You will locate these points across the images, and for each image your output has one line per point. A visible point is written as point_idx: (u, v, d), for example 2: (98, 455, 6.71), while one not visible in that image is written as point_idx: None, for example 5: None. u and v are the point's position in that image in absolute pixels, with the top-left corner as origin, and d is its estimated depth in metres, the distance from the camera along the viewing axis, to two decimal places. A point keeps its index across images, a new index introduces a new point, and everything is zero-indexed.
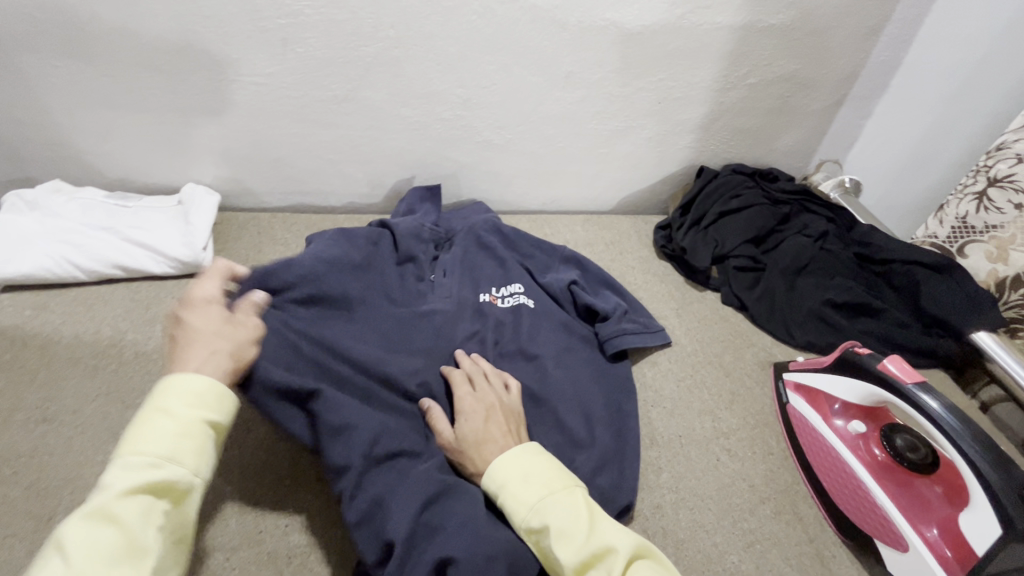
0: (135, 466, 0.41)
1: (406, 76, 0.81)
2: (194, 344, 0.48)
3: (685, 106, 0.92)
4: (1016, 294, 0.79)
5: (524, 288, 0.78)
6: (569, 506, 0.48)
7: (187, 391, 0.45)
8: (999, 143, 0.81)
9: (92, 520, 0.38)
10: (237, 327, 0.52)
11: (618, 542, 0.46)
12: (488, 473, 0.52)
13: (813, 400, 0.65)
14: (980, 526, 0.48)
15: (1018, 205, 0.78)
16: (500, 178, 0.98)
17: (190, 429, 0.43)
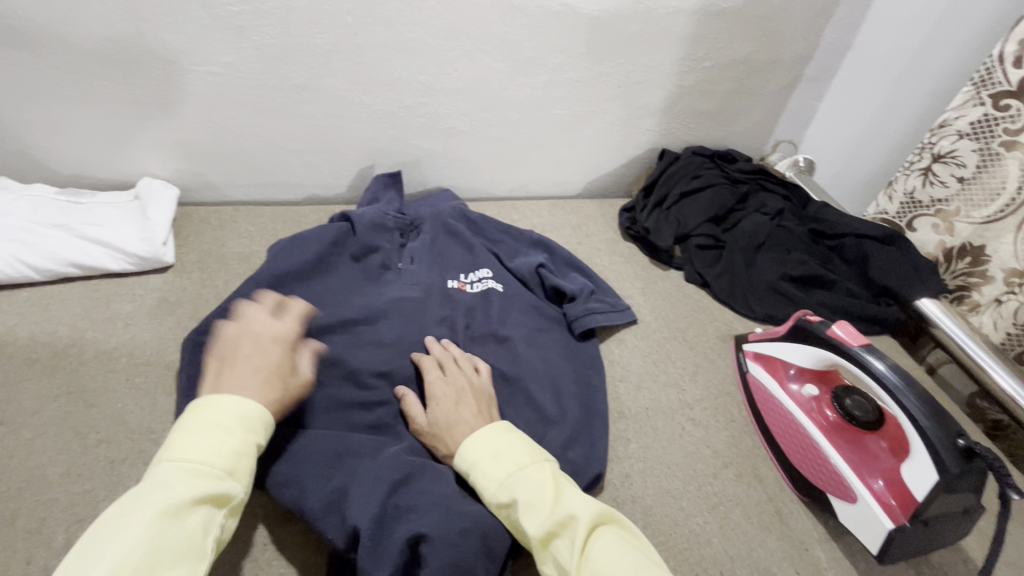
0: (202, 475, 0.43)
1: (367, 63, 0.81)
2: (262, 374, 0.51)
3: (645, 90, 0.94)
4: (963, 264, 0.85)
5: (493, 273, 0.79)
6: (535, 480, 0.50)
7: (250, 412, 0.47)
8: (941, 120, 0.83)
9: (162, 520, 0.39)
10: (298, 374, 0.54)
11: (582, 510, 0.47)
12: (458, 453, 0.54)
13: (770, 367, 0.68)
14: (919, 474, 0.51)
15: (961, 178, 0.82)
16: (466, 166, 0.98)
17: (247, 448, 0.46)
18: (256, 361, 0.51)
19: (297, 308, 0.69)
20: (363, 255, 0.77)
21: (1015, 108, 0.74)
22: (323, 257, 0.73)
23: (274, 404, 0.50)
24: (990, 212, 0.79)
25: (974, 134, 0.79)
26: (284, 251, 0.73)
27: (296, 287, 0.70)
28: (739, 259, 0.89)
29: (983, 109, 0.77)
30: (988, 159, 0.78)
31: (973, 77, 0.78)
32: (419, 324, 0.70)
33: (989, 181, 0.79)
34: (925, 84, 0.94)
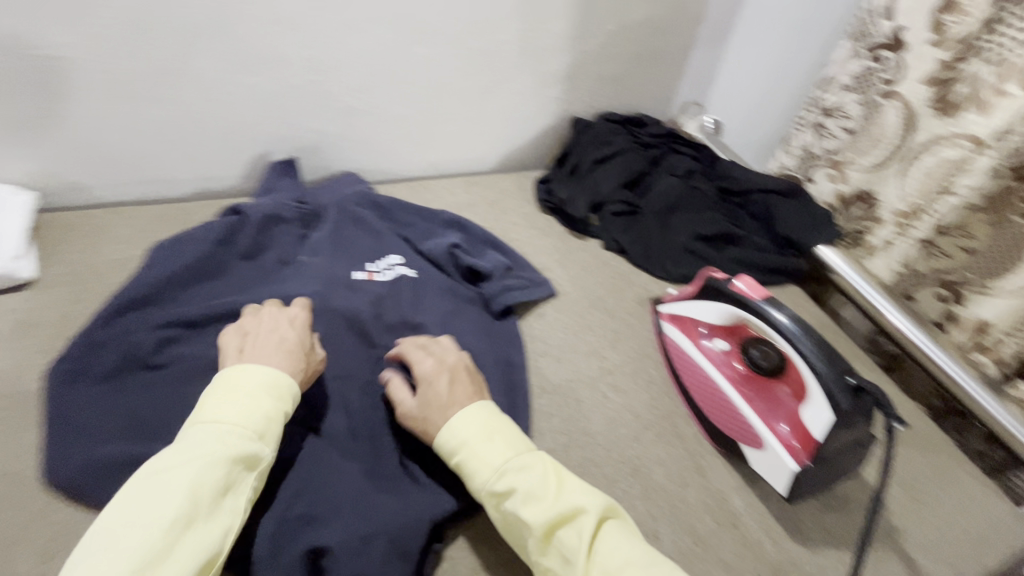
0: (234, 436, 0.46)
1: (245, 41, 0.74)
2: (282, 349, 0.55)
3: (550, 57, 0.92)
4: (857, 209, 0.88)
5: (403, 259, 0.76)
6: (535, 471, 0.50)
7: (274, 380, 0.51)
8: (827, 76, 0.88)
9: (197, 476, 0.43)
10: (314, 352, 0.58)
11: (588, 502, 0.49)
12: (446, 434, 0.52)
13: (683, 326, 0.70)
14: (818, 414, 0.54)
15: (847, 130, 0.87)
16: (372, 146, 0.92)
17: (276, 414, 0.50)
18: (274, 339, 0.56)
19: (185, 315, 0.63)
20: (257, 254, 0.73)
21: (890, 60, 0.79)
22: (205, 261, 0.69)
23: (298, 372, 0.54)
24: (876, 159, 0.84)
25: (856, 87, 0.84)
26: (170, 256, 0.68)
27: (188, 299, 0.67)
28: (653, 222, 0.90)
29: (863, 63, 0.82)
30: (870, 110, 0.83)
31: (852, 32, 0.83)
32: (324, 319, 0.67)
33: (874, 131, 0.83)
34: (810, 43, 0.99)
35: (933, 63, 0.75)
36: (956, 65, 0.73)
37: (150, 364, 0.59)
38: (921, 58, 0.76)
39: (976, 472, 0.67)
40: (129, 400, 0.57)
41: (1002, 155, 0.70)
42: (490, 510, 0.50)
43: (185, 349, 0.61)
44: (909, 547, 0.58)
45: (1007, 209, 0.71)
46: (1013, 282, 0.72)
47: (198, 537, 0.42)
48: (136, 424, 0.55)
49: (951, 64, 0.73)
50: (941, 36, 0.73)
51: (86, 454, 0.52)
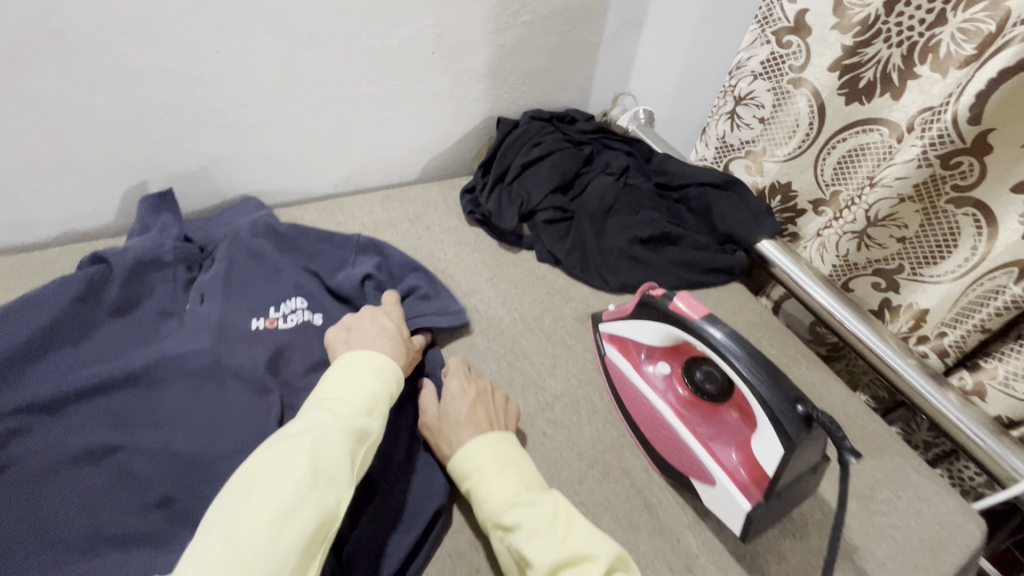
0: (348, 409, 0.48)
1: (85, 56, 0.61)
2: (385, 336, 0.59)
3: (464, 54, 0.83)
4: (776, 203, 0.87)
5: (309, 302, 0.67)
6: (544, 509, 0.48)
7: (378, 364, 0.54)
8: (737, 62, 0.82)
9: (321, 437, 0.44)
10: (411, 341, 0.63)
11: (594, 545, 0.45)
12: (459, 456, 0.53)
13: (624, 349, 0.65)
14: (768, 447, 0.50)
15: (761, 119, 0.82)
16: (271, 165, 0.81)
17: (381, 394, 0.52)
18: (373, 329, 0.60)
19: (42, 395, 0.53)
20: (129, 309, 0.62)
21: (795, 45, 0.74)
22: (59, 325, 0.58)
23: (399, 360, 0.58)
24: (790, 150, 0.81)
25: (765, 74, 0.79)
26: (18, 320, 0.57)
27: (35, 373, 0.55)
28: (588, 227, 0.84)
29: (769, 48, 0.77)
30: (780, 98, 0.79)
31: (758, 15, 0.77)
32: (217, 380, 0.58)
33: (785, 120, 0.79)
34: (728, 26, 0.90)
35: (838, 49, 0.70)
36: (859, 50, 0.69)
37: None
38: (826, 44, 0.71)
39: (925, 470, 0.66)
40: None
41: (930, 143, 0.63)
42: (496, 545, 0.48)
43: (41, 438, 0.51)
44: (866, 567, 0.56)
45: (938, 196, 0.67)
46: (946, 270, 0.69)
47: (323, 495, 0.42)
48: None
49: (854, 49, 0.69)
50: (844, 20, 0.69)
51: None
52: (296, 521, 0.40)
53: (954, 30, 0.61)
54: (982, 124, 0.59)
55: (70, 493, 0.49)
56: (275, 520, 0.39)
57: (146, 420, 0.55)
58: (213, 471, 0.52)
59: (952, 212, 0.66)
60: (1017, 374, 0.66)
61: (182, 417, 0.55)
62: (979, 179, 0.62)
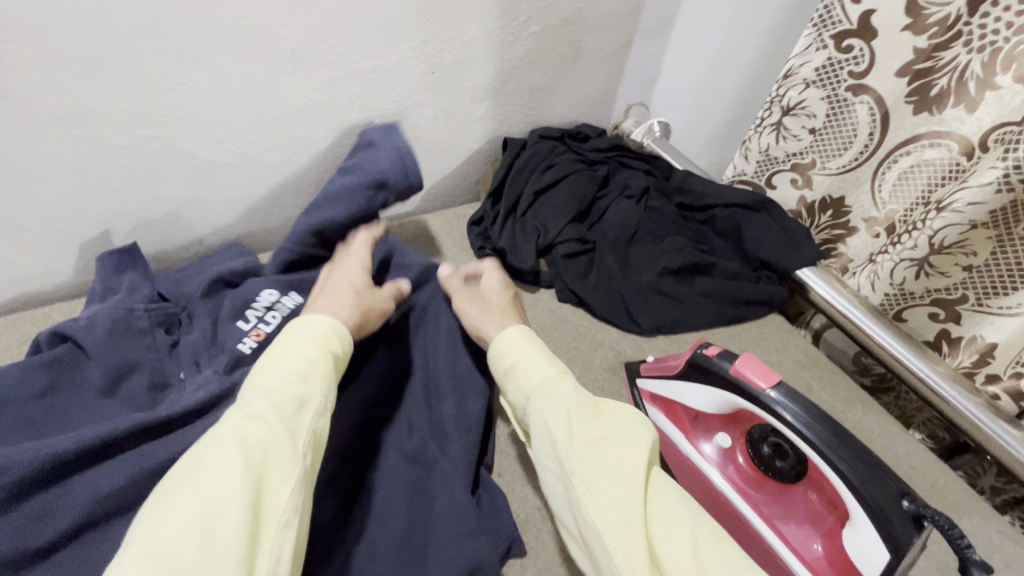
0: (277, 382, 0.42)
1: (19, 97, 0.51)
2: (334, 293, 0.54)
3: (466, 71, 0.74)
4: (827, 218, 0.80)
5: (278, 291, 0.61)
6: (572, 406, 0.47)
7: (316, 328, 0.47)
8: (786, 70, 0.76)
9: (240, 424, 0.39)
10: (374, 292, 0.56)
11: (627, 429, 0.46)
12: (502, 340, 0.52)
13: (671, 413, 0.57)
14: (863, 547, 0.42)
15: (812, 131, 0.76)
16: (253, 206, 0.72)
17: (320, 358, 0.45)
18: (329, 288, 0.55)
19: (27, 471, 0.44)
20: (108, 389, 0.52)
21: (859, 50, 0.67)
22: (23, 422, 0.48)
23: (348, 310, 0.52)
24: (844, 162, 0.74)
25: (819, 81, 0.72)
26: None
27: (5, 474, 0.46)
28: (612, 260, 0.76)
29: (826, 53, 0.70)
30: (837, 107, 0.72)
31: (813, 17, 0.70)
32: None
33: (840, 130, 0.73)
34: (748, 45, 0.87)
35: (910, 52, 0.64)
36: (936, 53, 0.62)
37: (22, 557, 0.42)
38: (895, 47, 0.65)
39: (1008, 529, 0.59)
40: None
41: (1010, 167, 0.56)
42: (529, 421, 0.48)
43: (65, 511, 0.44)
44: None
45: (1014, 223, 0.59)
46: (1020, 301, 0.62)
47: (259, 477, 0.37)
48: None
49: (929, 52, 0.62)
50: (917, 20, 0.62)
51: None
52: (224, 518, 0.34)
53: None
54: None
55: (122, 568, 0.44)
56: (196, 518, 0.34)
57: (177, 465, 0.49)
58: None
59: None
60: None
61: None
62: None
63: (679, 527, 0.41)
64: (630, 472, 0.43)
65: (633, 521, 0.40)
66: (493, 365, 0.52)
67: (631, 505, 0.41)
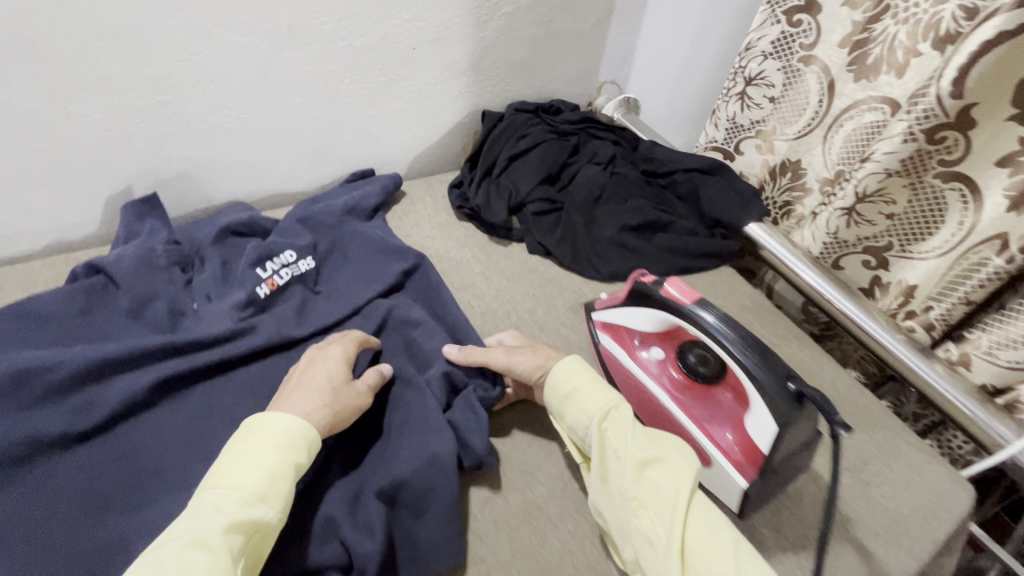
0: (232, 501, 0.42)
1: (58, 64, 0.60)
2: (308, 389, 0.52)
3: (446, 48, 0.83)
4: (786, 180, 0.87)
5: (297, 253, 0.71)
6: (630, 431, 0.52)
7: (284, 433, 0.46)
8: (747, 43, 0.84)
9: (185, 551, 0.39)
10: (352, 386, 0.54)
11: (681, 455, 0.52)
12: (555, 368, 0.57)
13: (617, 337, 0.65)
14: (760, 426, 0.51)
15: (772, 99, 0.83)
16: (255, 168, 0.81)
17: (283, 469, 0.45)
18: (307, 378, 0.53)
19: (75, 371, 0.53)
20: (135, 312, 0.61)
21: (807, 23, 0.75)
22: (70, 333, 0.57)
23: (323, 414, 0.50)
24: (800, 128, 0.82)
25: (776, 53, 0.80)
26: (32, 324, 0.57)
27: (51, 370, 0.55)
28: (577, 218, 0.84)
29: (780, 27, 0.78)
30: (791, 76, 0.80)
31: None
32: (258, 352, 0.61)
33: (796, 97, 0.81)
34: (703, 66, 1.00)
35: (848, 25, 0.72)
36: (870, 26, 0.70)
37: (70, 437, 0.51)
38: (836, 20, 0.73)
39: (916, 440, 0.68)
40: (61, 485, 0.48)
41: (916, 119, 0.63)
42: (591, 444, 0.53)
43: (105, 402, 0.53)
44: (861, 535, 0.57)
45: (924, 171, 0.67)
46: (934, 246, 0.69)
47: None
48: (81, 504, 0.48)
49: (865, 25, 0.71)
50: None
51: (40, 556, 0.44)
52: None
53: (955, 8, 0.61)
54: (965, 99, 0.59)
55: (156, 448, 0.53)
56: None
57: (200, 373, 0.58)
58: None
59: (938, 186, 0.66)
60: (1000, 344, 0.65)
61: (199, 411, 0.56)
62: (963, 153, 0.63)
63: (722, 545, 0.46)
64: (674, 493, 0.48)
65: (670, 537, 0.46)
66: (551, 396, 0.57)
67: (671, 530, 0.47)
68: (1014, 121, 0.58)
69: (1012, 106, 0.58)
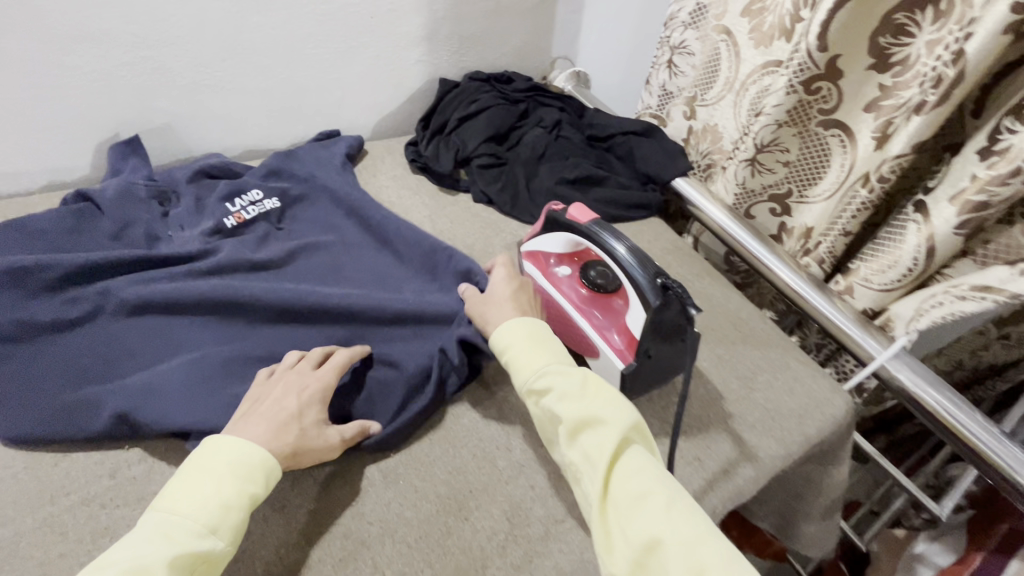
0: (183, 531, 0.42)
1: (52, 19, 0.70)
2: (275, 419, 0.51)
3: (402, 18, 0.92)
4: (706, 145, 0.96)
5: (263, 194, 0.81)
6: (564, 392, 0.51)
7: (245, 461, 0.47)
8: (670, 15, 0.93)
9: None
10: (323, 431, 0.54)
11: (613, 416, 0.49)
12: (498, 332, 0.57)
13: (535, 261, 0.73)
14: (637, 318, 0.60)
15: (693, 67, 0.93)
16: (231, 122, 0.90)
17: (237, 498, 0.46)
18: (277, 406, 0.53)
19: (62, 271, 0.62)
20: (119, 234, 0.71)
21: None
22: (61, 246, 0.68)
23: (284, 450, 0.50)
24: (716, 94, 0.91)
25: (693, 23, 0.91)
26: (29, 238, 0.67)
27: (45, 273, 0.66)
28: (519, 172, 0.94)
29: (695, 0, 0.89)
30: (707, 44, 0.89)
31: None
32: (219, 268, 0.69)
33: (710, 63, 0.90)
34: (642, 41, 1.10)
35: None
36: None
37: (58, 324, 0.60)
38: None
39: (804, 359, 0.76)
40: (50, 359, 0.57)
41: (793, 73, 0.71)
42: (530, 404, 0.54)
43: (86, 299, 0.62)
44: (736, 427, 0.66)
45: (808, 120, 0.77)
46: (822, 191, 0.79)
47: None
48: (66, 374, 0.57)
49: None
50: None
51: (33, 409, 0.54)
52: None
53: None
54: (829, 52, 0.68)
55: (128, 336, 0.61)
56: None
57: (169, 279, 0.67)
58: (198, 342, 0.62)
59: (822, 134, 0.76)
60: (874, 271, 0.72)
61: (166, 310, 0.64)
62: (837, 102, 0.73)
63: (648, 521, 0.44)
64: (601, 463, 0.47)
65: (599, 504, 0.46)
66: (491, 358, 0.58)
67: (599, 495, 0.46)
68: (873, 69, 0.69)
69: (870, 56, 0.68)
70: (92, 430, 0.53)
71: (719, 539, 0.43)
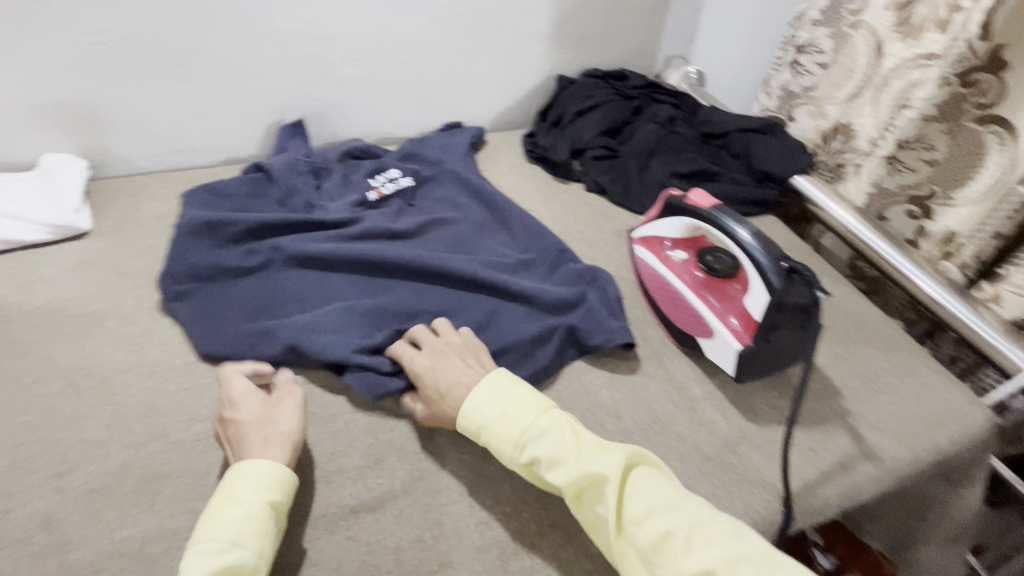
0: (208, 551, 0.44)
1: (247, 18, 0.83)
2: (246, 437, 0.53)
3: (529, 17, 0.99)
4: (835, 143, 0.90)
5: (399, 173, 0.90)
6: (552, 448, 0.51)
7: (252, 476, 0.49)
8: (799, 13, 0.91)
9: None
10: (276, 408, 0.56)
11: (603, 467, 0.50)
12: (464, 415, 0.55)
13: (649, 245, 0.75)
14: (758, 298, 0.60)
15: (822, 65, 0.90)
16: (373, 111, 1.01)
17: (254, 510, 0.47)
18: (235, 434, 0.54)
19: (245, 227, 0.74)
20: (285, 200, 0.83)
21: None
22: (242, 208, 0.80)
23: (274, 442, 0.53)
24: (849, 91, 0.86)
25: (826, 20, 0.88)
26: (220, 198, 0.80)
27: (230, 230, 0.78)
28: (632, 164, 0.96)
29: None
30: (841, 39, 0.86)
31: None
32: (363, 233, 0.79)
33: (846, 61, 0.86)
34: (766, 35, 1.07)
35: None
36: None
37: (242, 269, 0.71)
38: None
39: (936, 367, 0.71)
40: (237, 297, 0.69)
41: (949, 64, 0.72)
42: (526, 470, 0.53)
43: (259, 252, 0.73)
44: (856, 424, 0.64)
45: (962, 115, 0.73)
46: (969, 192, 0.73)
47: None
48: (247, 309, 0.68)
49: None
50: None
51: (225, 334, 0.65)
52: None
53: None
54: (993, 41, 0.67)
55: (292, 283, 0.71)
56: None
57: (324, 240, 0.77)
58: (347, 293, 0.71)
59: (975, 130, 0.71)
60: None
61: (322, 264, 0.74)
62: (996, 101, 0.68)
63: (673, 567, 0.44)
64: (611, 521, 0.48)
65: (627, 559, 0.47)
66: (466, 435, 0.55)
67: (621, 550, 0.48)
68: None
69: None
70: (269, 355, 0.63)
71: (750, 560, 0.43)
